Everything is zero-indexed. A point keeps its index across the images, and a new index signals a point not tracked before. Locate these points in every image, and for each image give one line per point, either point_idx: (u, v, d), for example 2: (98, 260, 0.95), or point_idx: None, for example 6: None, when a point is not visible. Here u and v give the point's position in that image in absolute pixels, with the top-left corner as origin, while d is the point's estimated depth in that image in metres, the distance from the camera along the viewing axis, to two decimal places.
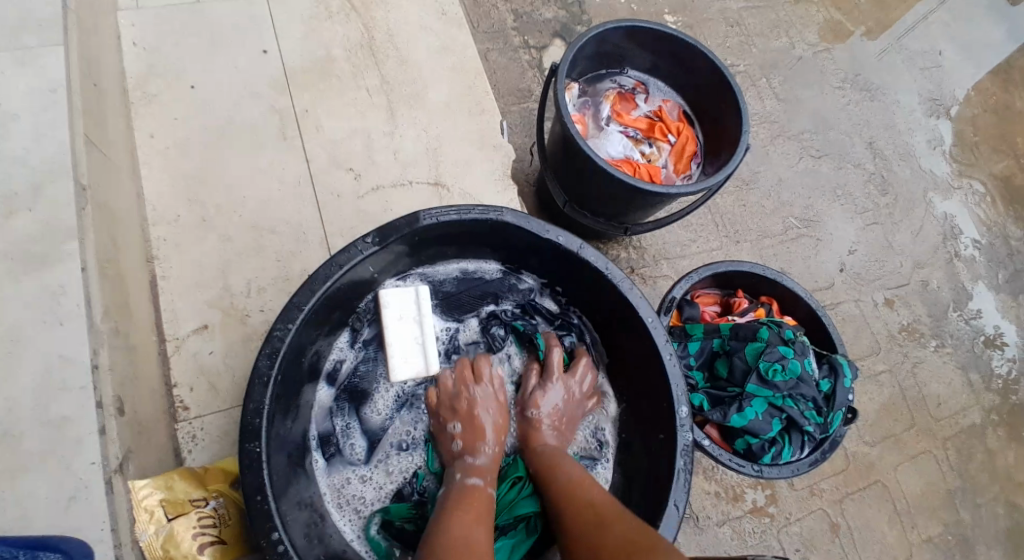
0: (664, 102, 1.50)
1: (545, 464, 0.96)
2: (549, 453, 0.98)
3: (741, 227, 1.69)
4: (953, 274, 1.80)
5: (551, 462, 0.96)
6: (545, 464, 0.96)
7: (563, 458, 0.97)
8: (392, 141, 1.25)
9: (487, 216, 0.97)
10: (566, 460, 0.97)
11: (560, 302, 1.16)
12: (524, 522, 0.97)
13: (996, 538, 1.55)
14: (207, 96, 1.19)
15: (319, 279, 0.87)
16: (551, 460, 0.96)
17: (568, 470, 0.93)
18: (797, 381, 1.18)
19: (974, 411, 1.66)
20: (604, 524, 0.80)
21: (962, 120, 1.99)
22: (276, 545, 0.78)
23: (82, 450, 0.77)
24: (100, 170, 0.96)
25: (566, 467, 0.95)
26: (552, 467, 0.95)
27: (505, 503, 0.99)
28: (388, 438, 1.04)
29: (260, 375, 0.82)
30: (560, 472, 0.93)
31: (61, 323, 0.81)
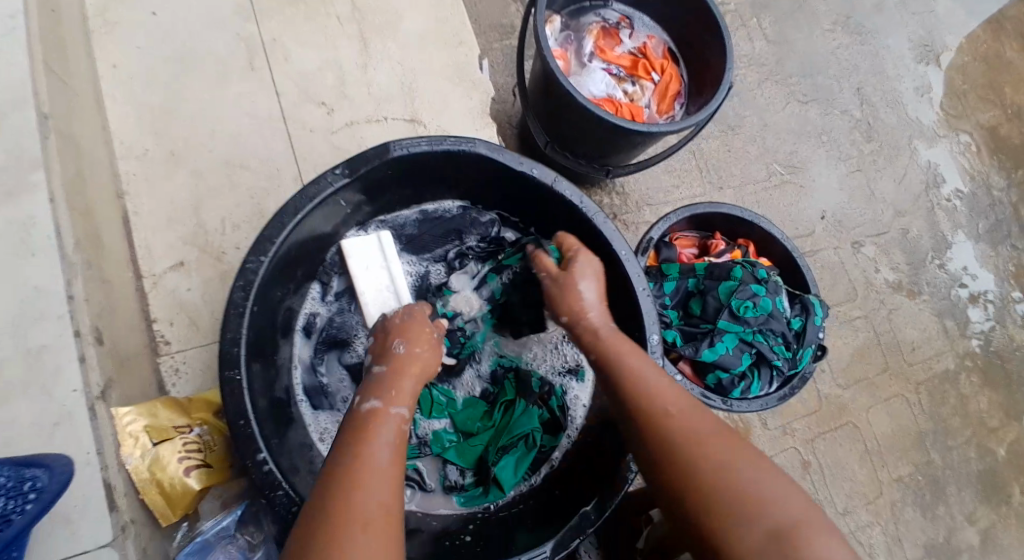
0: (649, 38, 1.47)
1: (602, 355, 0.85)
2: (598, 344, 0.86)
3: (725, 173, 1.67)
4: (934, 223, 1.80)
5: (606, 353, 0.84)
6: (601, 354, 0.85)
7: (616, 343, 0.85)
8: (365, 75, 1.22)
9: (459, 147, 0.95)
10: (620, 343, 0.85)
11: (518, 231, 1.15)
12: (524, 440, 1.03)
13: (967, 480, 1.58)
14: (172, 26, 1.15)
15: (289, 212, 0.86)
16: (606, 349, 0.85)
17: (629, 363, 0.82)
18: (767, 316, 1.21)
19: (949, 356, 1.67)
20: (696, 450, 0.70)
21: (951, 69, 1.95)
22: (261, 465, 0.79)
23: (63, 378, 0.77)
24: (64, 99, 0.94)
25: (629, 357, 0.83)
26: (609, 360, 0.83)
27: (502, 427, 1.05)
28: None
29: (236, 306, 0.81)
30: (624, 368, 0.81)
31: (33, 254, 0.80)
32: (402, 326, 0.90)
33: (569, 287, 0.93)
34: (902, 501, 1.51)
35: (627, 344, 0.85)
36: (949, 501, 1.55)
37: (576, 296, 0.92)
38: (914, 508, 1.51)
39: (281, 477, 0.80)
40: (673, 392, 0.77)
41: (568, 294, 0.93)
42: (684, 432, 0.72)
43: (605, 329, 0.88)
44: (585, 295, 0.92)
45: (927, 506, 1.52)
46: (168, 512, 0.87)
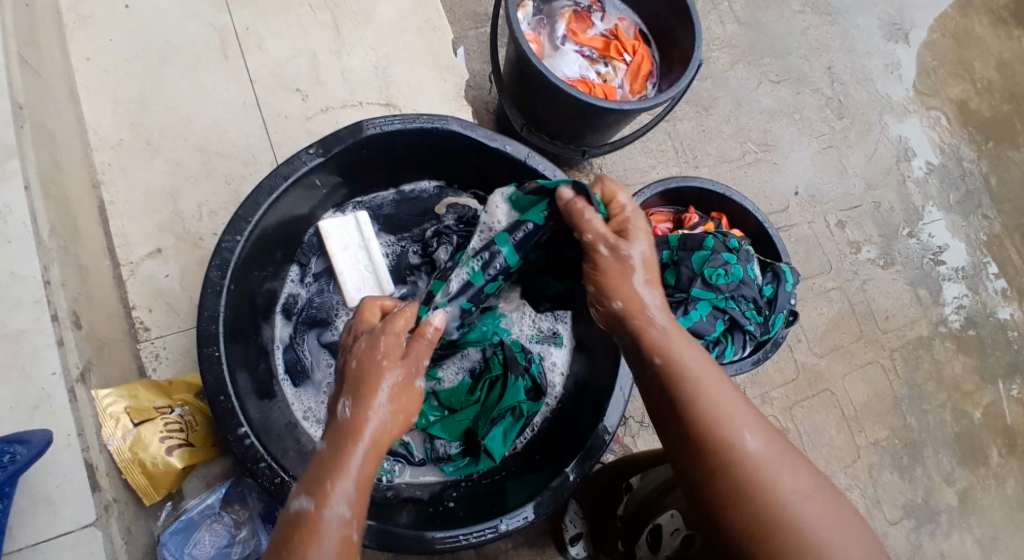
0: (620, 21, 1.48)
1: (666, 362, 0.78)
2: (662, 347, 0.80)
3: (700, 152, 1.68)
4: (906, 195, 1.81)
5: (669, 361, 0.78)
6: (663, 359, 0.78)
7: (683, 351, 0.78)
8: (339, 61, 1.24)
9: (433, 125, 0.97)
10: (685, 350, 0.79)
11: None
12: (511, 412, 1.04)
13: (943, 442, 1.61)
14: (142, 17, 1.16)
15: (265, 191, 0.88)
16: (669, 356, 0.78)
17: (695, 377, 0.76)
18: (739, 283, 1.24)
19: (921, 323, 1.69)
20: (772, 489, 0.68)
21: (920, 45, 1.99)
22: (243, 438, 0.81)
23: (41, 361, 0.78)
24: (36, 89, 0.95)
25: (694, 368, 0.77)
26: (673, 369, 0.77)
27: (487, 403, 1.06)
28: None
29: (213, 285, 0.83)
30: (692, 383, 0.75)
31: (9, 241, 0.81)
32: (359, 378, 0.77)
33: (625, 278, 0.86)
34: (879, 464, 1.54)
35: (693, 351, 0.79)
36: (926, 462, 1.58)
37: (630, 287, 0.85)
38: (891, 471, 1.55)
39: (263, 450, 0.82)
40: (746, 413, 0.74)
41: (623, 282, 0.86)
42: (760, 465, 0.70)
43: (665, 332, 0.81)
44: (640, 288, 0.85)
45: (904, 468, 1.56)
46: (151, 491, 0.88)
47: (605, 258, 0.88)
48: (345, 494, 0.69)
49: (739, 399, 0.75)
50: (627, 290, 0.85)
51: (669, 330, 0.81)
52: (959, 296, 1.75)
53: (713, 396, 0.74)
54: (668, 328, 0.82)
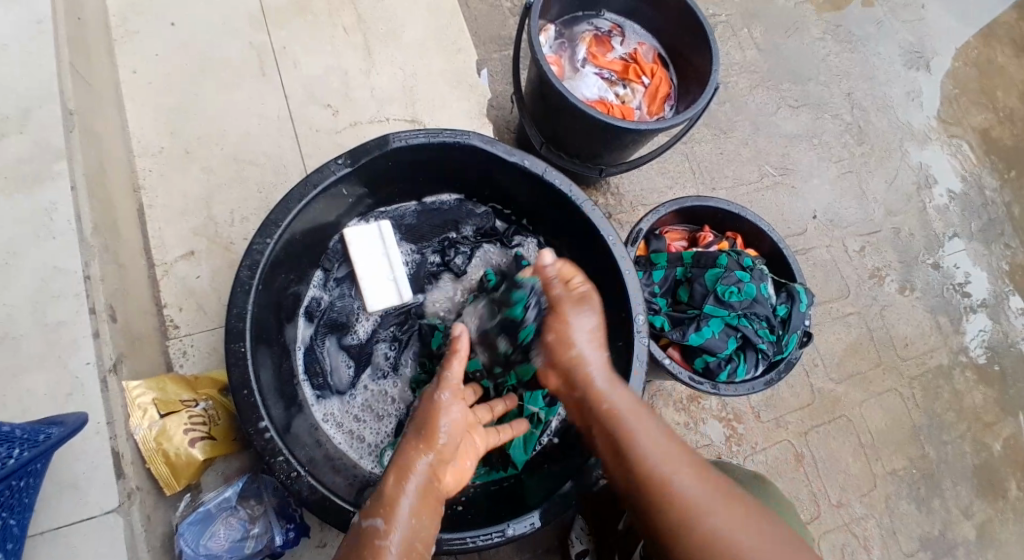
0: (640, 45, 1.53)
1: (606, 413, 0.85)
2: (601, 399, 0.87)
3: (717, 174, 1.71)
4: (926, 222, 1.81)
5: (611, 411, 0.85)
6: (603, 413, 0.85)
7: (621, 402, 0.86)
8: (368, 79, 1.30)
9: (455, 140, 1.01)
10: (622, 401, 0.86)
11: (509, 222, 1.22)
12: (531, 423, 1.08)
13: (963, 474, 1.58)
14: (186, 33, 1.23)
15: (293, 198, 0.92)
16: (610, 410, 0.85)
17: (632, 425, 0.83)
18: (751, 301, 1.25)
19: (942, 352, 1.68)
20: (710, 523, 0.73)
21: (942, 73, 2.00)
22: (263, 432, 0.84)
23: (78, 351, 0.83)
24: (84, 97, 1.02)
25: (630, 418, 0.84)
26: (613, 419, 0.84)
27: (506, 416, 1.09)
28: (371, 364, 1.11)
29: (242, 284, 0.87)
30: (628, 431, 0.82)
31: (54, 237, 0.87)
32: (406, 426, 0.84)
33: (569, 338, 0.92)
34: (896, 494, 1.52)
35: (633, 402, 0.86)
36: (945, 494, 1.55)
37: (573, 349, 0.91)
38: (909, 501, 1.52)
39: (281, 445, 0.85)
40: (680, 451, 0.80)
41: (570, 343, 0.92)
42: (697, 500, 0.75)
43: (607, 385, 0.88)
44: (584, 347, 0.91)
45: (922, 499, 1.53)
46: (173, 481, 0.91)
47: (557, 321, 0.94)
48: (405, 519, 0.74)
49: (673, 440, 0.81)
50: (573, 350, 0.91)
51: (609, 384, 0.88)
52: (980, 325, 1.74)
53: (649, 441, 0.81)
54: (609, 381, 0.89)
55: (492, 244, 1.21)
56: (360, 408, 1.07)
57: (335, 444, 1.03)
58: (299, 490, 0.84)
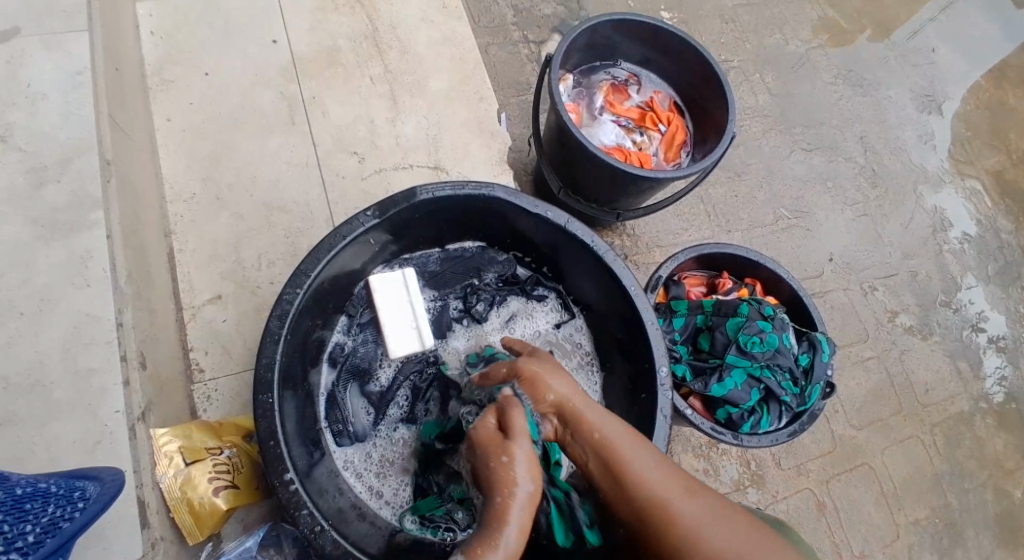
0: (656, 93, 1.55)
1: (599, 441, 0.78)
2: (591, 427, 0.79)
3: (732, 217, 1.72)
4: (943, 265, 1.81)
5: (604, 440, 0.78)
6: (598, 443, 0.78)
7: (612, 427, 0.79)
8: (394, 127, 1.33)
9: (479, 192, 1.03)
10: (613, 425, 0.79)
11: (531, 269, 1.23)
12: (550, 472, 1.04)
13: (985, 524, 1.55)
14: (219, 82, 1.27)
15: (324, 248, 0.94)
16: (603, 437, 0.78)
17: (628, 449, 0.77)
18: (774, 352, 1.26)
19: (961, 398, 1.66)
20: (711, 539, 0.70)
21: (954, 117, 2.02)
22: (288, 484, 0.84)
23: (108, 399, 0.84)
24: (121, 146, 1.05)
25: (625, 446, 0.77)
26: (606, 445, 0.77)
27: None
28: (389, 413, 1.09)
29: (271, 334, 0.89)
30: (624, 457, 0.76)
31: (89, 284, 0.89)
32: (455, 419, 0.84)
33: (540, 380, 0.81)
34: (918, 544, 1.49)
35: (620, 426, 0.80)
36: (968, 544, 1.52)
37: (550, 391, 0.81)
38: (932, 551, 1.50)
39: (305, 497, 0.85)
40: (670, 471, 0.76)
41: (545, 388, 0.81)
42: (693, 521, 0.71)
43: (600, 415, 0.80)
44: (558, 387, 0.81)
45: (944, 549, 1.50)
46: (196, 530, 0.91)
47: (527, 376, 0.82)
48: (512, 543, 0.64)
49: (664, 461, 0.77)
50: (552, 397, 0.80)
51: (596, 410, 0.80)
52: (998, 369, 1.73)
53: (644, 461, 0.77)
54: (597, 411, 0.80)
55: (514, 290, 1.22)
56: (381, 457, 1.06)
57: (359, 494, 1.02)
58: (323, 545, 0.84)
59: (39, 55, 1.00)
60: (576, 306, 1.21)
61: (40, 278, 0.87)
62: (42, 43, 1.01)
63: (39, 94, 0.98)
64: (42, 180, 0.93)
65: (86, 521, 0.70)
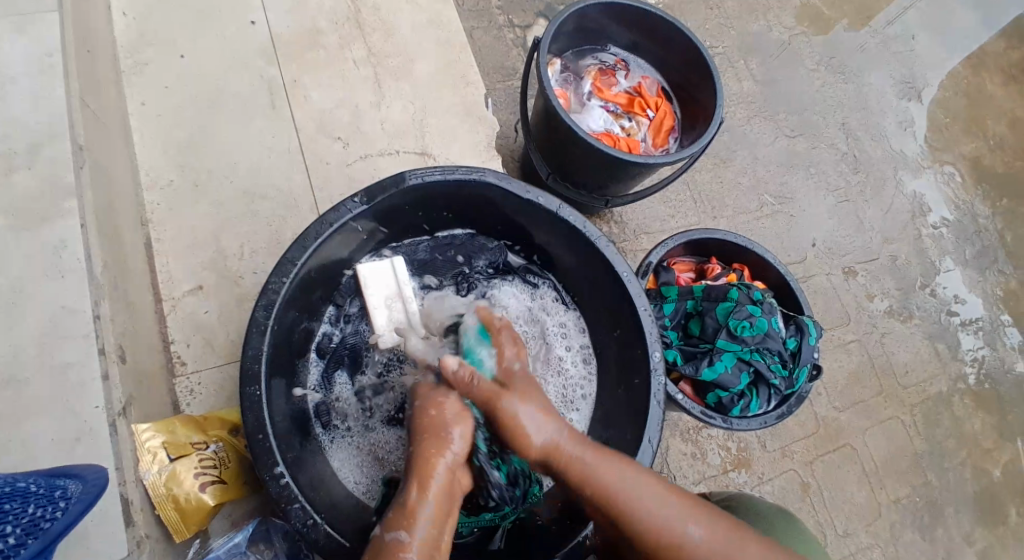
0: (644, 78, 1.53)
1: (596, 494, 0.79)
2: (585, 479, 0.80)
3: (718, 203, 1.71)
4: (922, 249, 1.83)
5: (599, 492, 0.79)
6: (593, 495, 0.79)
7: (606, 473, 0.80)
8: (378, 111, 1.30)
9: (469, 177, 1.01)
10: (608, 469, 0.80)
11: (523, 256, 1.21)
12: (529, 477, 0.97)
13: (963, 500, 1.58)
14: (195, 65, 1.23)
15: (310, 236, 0.91)
16: (595, 489, 0.79)
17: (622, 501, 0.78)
18: (763, 336, 1.25)
19: (941, 379, 1.68)
20: None
21: (933, 103, 2.03)
22: (278, 478, 0.81)
23: (86, 394, 0.80)
24: (93, 131, 1.00)
25: (618, 491, 0.78)
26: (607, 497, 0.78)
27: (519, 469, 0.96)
28: (380, 408, 1.06)
29: (258, 324, 0.86)
30: (620, 508, 0.78)
31: (63, 275, 0.85)
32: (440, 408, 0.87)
33: (520, 425, 0.82)
34: (899, 522, 1.51)
35: (607, 463, 0.81)
36: (946, 521, 1.55)
37: (536, 439, 0.82)
38: (913, 529, 1.51)
39: (296, 491, 0.82)
40: (671, 507, 0.77)
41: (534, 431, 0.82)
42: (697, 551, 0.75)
43: (589, 460, 0.81)
44: (540, 429, 0.82)
45: (924, 525, 1.53)
46: (183, 528, 0.88)
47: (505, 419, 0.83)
48: (428, 526, 0.75)
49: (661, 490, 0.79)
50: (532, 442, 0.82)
51: (582, 462, 0.81)
52: (975, 352, 1.75)
53: (646, 498, 0.78)
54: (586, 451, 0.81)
55: (507, 278, 1.20)
56: (373, 453, 1.03)
57: (356, 493, 0.99)
58: (316, 539, 0.81)
59: (6, 34, 0.95)
60: (567, 293, 1.19)
61: (11, 268, 0.83)
62: (9, 23, 0.96)
63: (6, 76, 0.93)
64: (11, 167, 0.88)
65: (74, 517, 0.67)
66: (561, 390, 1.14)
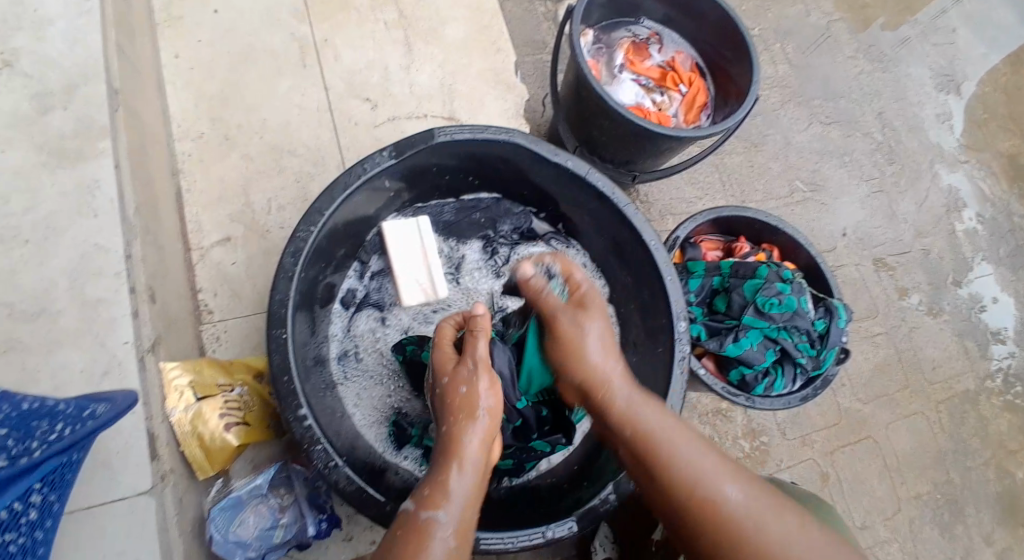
0: (678, 53, 1.51)
1: (637, 435, 0.79)
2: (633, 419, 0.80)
3: (747, 188, 1.69)
4: (955, 245, 1.78)
5: (644, 431, 0.79)
6: (639, 431, 0.79)
7: (648, 417, 0.80)
8: (408, 75, 1.29)
9: (499, 137, 0.98)
10: (648, 413, 0.81)
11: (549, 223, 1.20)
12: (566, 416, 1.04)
13: (986, 501, 1.54)
14: (229, 21, 1.23)
15: (338, 187, 0.90)
16: (641, 427, 0.79)
17: (667, 444, 0.76)
18: (792, 314, 1.23)
19: (968, 377, 1.64)
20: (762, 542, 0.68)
21: (972, 98, 1.97)
22: (303, 420, 0.81)
23: (116, 329, 0.81)
24: (128, 78, 1.01)
25: (664, 433, 0.77)
26: (648, 439, 0.77)
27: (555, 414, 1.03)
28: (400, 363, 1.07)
29: (285, 271, 0.86)
30: (665, 451, 0.75)
31: (95, 215, 0.85)
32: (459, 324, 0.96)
33: (583, 346, 0.88)
34: (918, 518, 1.48)
35: (655, 409, 0.81)
36: (967, 521, 1.51)
37: (591, 363, 0.87)
38: (932, 526, 1.49)
39: (319, 434, 0.82)
40: (718, 460, 0.74)
41: (591, 357, 0.87)
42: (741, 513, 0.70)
43: (635, 401, 0.82)
44: (599, 357, 0.87)
45: (944, 523, 1.50)
46: (206, 466, 0.89)
47: (566, 336, 0.90)
48: (462, 501, 0.71)
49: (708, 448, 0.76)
50: (588, 361, 0.87)
51: (635, 399, 0.82)
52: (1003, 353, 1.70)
53: (688, 449, 0.75)
54: (630, 394, 0.83)
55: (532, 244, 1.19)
56: (391, 405, 1.03)
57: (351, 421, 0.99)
58: (337, 480, 0.81)
59: None
60: (591, 260, 1.18)
61: (46, 203, 0.84)
62: None
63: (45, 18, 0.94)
64: (49, 107, 0.89)
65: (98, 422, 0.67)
66: None
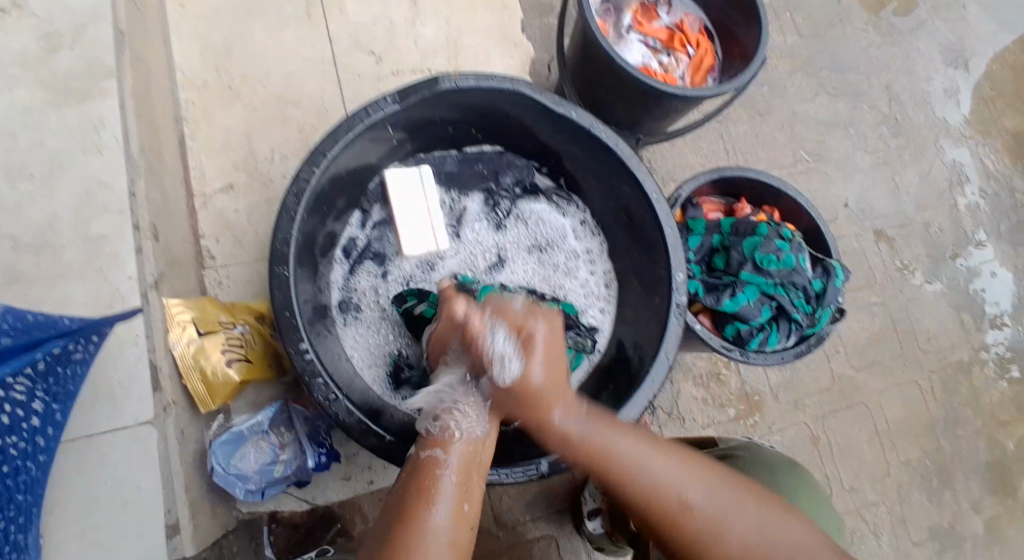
0: (686, 15, 1.50)
1: (593, 464, 0.76)
2: (590, 449, 0.76)
3: (750, 155, 1.69)
4: (956, 219, 1.79)
5: (600, 461, 0.76)
6: (594, 459, 0.76)
7: (605, 446, 0.76)
8: (412, 29, 1.29)
9: (502, 85, 0.97)
10: (604, 438, 0.77)
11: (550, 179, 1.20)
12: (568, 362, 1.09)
13: (975, 469, 1.56)
14: None
15: (341, 130, 0.90)
16: (596, 458, 0.76)
17: (626, 471, 0.75)
18: (790, 271, 1.24)
19: (963, 348, 1.66)
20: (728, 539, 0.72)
21: (982, 77, 1.93)
22: (304, 354, 0.83)
23: (120, 265, 0.83)
24: (133, 21, 1.01)
25: (621, 458, 0.75)
26: (605, 469, 0.75)
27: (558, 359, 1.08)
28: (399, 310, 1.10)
29: (288, 211, 0.87)
30: (626, 476, 0.74)
31: (100, 152, 0.86)
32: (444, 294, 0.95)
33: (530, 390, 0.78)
34: (907, 483, 1.51)
35: (610, 430, 0.78)
36: (956, 488, 1.54)
37: (538, 411, 0.78)
38: (920, 491, 1.51)
39: (320, 369, 0.83)
40: (680, 473, 0.75)
41: (541, 403, 0.78)
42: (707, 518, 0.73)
43: (587, 429, 0.77)
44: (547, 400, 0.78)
45: (932, 489, 1.52)
46: (207, 399, 0.91)
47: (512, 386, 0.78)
48: (463, 445, 0.77)
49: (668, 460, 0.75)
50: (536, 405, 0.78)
51: (588, 430, 0.77)
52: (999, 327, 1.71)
53: (650, 467, 0.75)
54: (584, 420, 0.78)
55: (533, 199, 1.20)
56: (390, 349, 1.06)
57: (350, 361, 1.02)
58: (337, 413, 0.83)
59: None
60: (591, 217, 1.19)
61: (51, 140, 0.85)
62: None
63: None
64: (55, 46, 0.89)
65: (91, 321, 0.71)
66: (586, 309, 1.16)
